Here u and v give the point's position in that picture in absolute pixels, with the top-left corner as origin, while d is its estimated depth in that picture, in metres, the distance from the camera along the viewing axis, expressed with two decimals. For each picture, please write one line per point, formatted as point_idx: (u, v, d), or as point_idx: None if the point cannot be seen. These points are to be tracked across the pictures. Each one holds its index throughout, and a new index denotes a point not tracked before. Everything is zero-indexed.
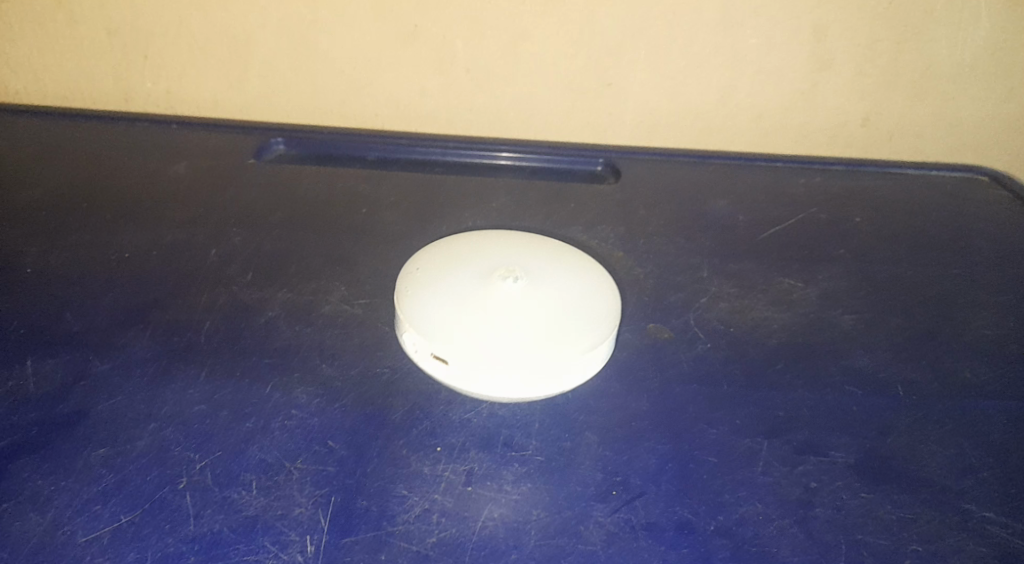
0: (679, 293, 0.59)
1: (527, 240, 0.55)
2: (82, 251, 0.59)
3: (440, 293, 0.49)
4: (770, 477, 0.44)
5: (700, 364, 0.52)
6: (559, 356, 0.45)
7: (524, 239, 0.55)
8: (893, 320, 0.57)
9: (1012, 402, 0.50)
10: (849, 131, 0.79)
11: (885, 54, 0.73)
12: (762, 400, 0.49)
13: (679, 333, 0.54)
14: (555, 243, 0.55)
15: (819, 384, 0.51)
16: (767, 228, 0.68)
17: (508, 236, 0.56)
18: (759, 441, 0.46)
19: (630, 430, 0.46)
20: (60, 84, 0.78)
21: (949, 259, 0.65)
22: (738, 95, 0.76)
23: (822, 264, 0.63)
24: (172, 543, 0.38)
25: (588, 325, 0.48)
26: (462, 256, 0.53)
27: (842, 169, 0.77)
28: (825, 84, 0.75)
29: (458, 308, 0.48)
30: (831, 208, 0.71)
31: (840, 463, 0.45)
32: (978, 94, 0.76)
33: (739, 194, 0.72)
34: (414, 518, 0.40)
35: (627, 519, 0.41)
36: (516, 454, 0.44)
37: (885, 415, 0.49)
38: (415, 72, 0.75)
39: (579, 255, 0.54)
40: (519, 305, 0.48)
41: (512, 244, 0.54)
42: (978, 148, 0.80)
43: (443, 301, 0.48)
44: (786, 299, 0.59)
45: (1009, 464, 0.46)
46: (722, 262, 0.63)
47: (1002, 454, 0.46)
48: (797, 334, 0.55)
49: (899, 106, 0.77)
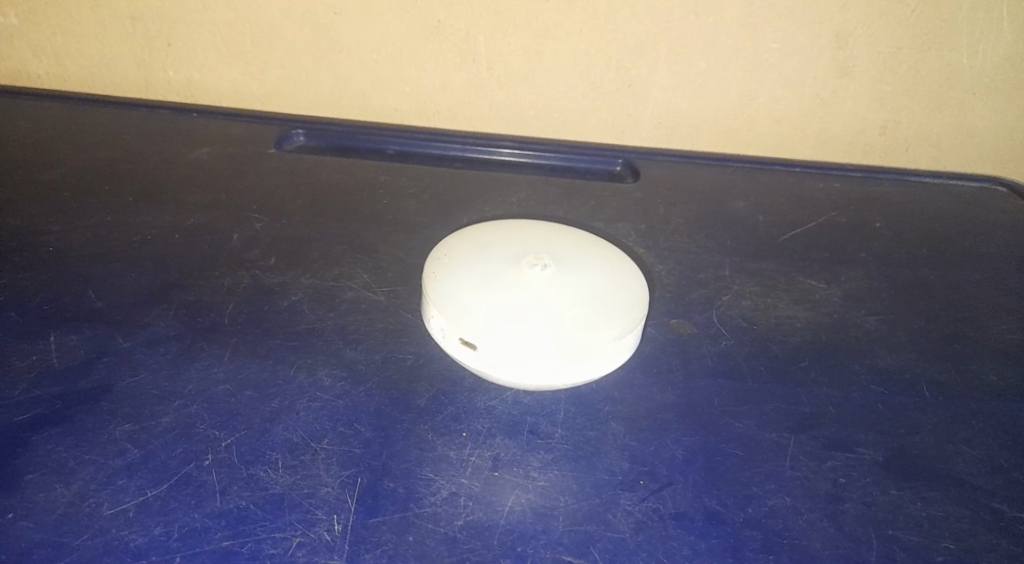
0: (702, 291, 0.58)
1: (554, 229, 0.55)
2: (104, 231, 0.59)
3: (466, 276, 0.49)
4: (797, 472, 0.43)
5: (725, 359, 0.51)
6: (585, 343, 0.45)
7: (552, 229, 0.55)
8: (917, 322, 0.57)
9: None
10: (871, 136, 0.78)
11: (907, 61, 0.73)
12: (788, 396, 0.49)
13: (702, 329, 0.54)
14: (584, 233, 0.55)
15: (845, 383, 0.50)
16: (788, 229, 0.67)
17: (537, 225, 0.55)
18: (786, 436, 0.45)
19: (656, 421, 0.46)
20: (82, 69, 0.78)
21: (970, 264, 0.65)
22: (759, 99, 0.76)
23: (844, 266, 0.63)
24: (198, 518, 0.37)
25: (617, 314, 0.47)
26: (487, 242, 0.52)
27: (861, 175, 0.76)
28: (848, 88, 0.75)
29: (484, 291, 0.47)
30: (852, 212, 0.71)
31: (869, 460, 0.44)
32: (1001, 103, 0.75)
33: (760, 195, 0.72)
34: (441, 501, 0.39)
35: (655, 508, 0.40)
36: (542, 441, 0.43)
37: (912, 413, 0.48)
38: (436, 68, 0.75)
39: (609, 247, 0.54)
40: (546, 289, 0.48)
41: (540, 232, 0.54)
42: (997, 157, 0.79)
43: (470, 284, 0.48)
44: (809, 298, 0.59)
45: None
46: (744, 261, 0.63)
47: None
48: (821, 334, 0.55)
49: (919, 114, 0.76)
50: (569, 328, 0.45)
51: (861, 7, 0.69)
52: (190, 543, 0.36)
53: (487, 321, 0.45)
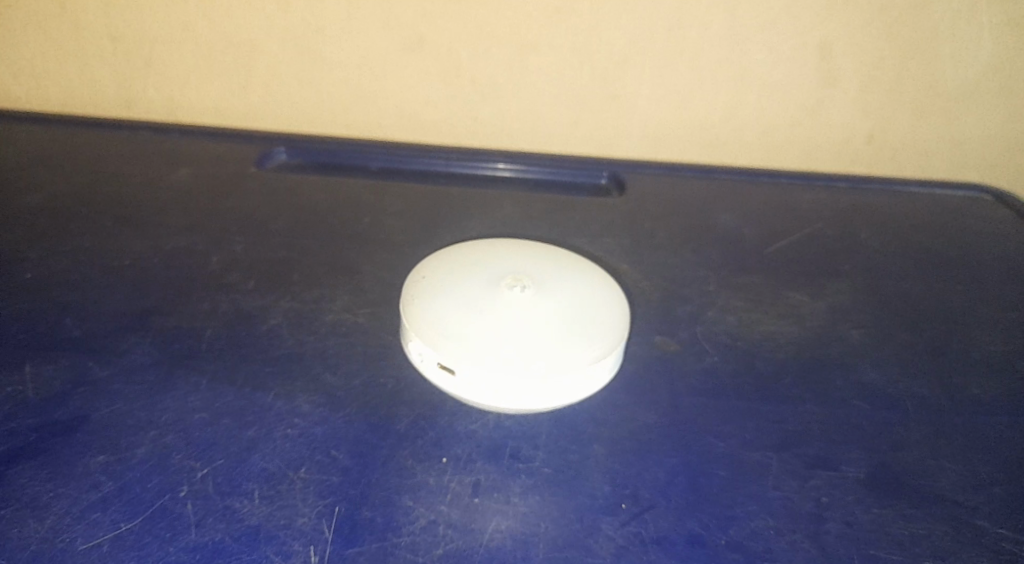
0: (686, 307, 0.58)
1: (537, 248, 0.55)
2: (83, 256, 0.59)
3: (446, 298, 0.48)
4: (780, 492, 0.43)
5: (708, 377, 0.51)
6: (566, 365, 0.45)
7: (535, 248, 0.55)
8: (901, 335, 0.57)
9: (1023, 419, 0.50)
10: (855, 146, 0.78)
11: (890, 71, 0.73)
12: (771, 414, 0.48)
13: (686, 346, 0.54)
14: (568, 252, 0.55)
15: (828, 399, 0.50)
16: (773, 242, 0.67)
17: (520, 244, 0.55)
18: (769, 455, 0.45)
19: (638, 443, 0.45)
20: (64, 89, 0.78)
21: (955, 275, 0.65)
22: (744, 109, 0.76)
23: (829, 279, 0.63)
24: (172, 552, 0.37)
25: (599, 335, 0.47)
26: (468, 263, 0.52)
27: (847, 185, 0.77)
28: (831, 99, 0.75)
29: (464, 313, 0.47)
30: (837, 223, 0.71)
31: (851, 478, 0.44)
32: (983, 112, 0.76)
33: (745, 207, 0.72)
34: (420, 529, 0.39)
35: (636, 532, 0.40)
36: (523, 466, 0.43)
37: (895, 429, 0.48)
38: (421, 83, 0.75)
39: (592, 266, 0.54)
40: (527, 311, 0.48)
41: (523, 252, 0.54)
42: (981, 164, 0.80)
43: (450, 306, 0.48)
44: (794, 312, 0.58)
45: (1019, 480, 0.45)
46: (729, 276, 0.62)
47: (1014, 470, 0.46)
48: (805, 349, 0.55)
49: (903, 123, 0.77)
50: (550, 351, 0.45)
51: (844, 17, 0.69)
52: None
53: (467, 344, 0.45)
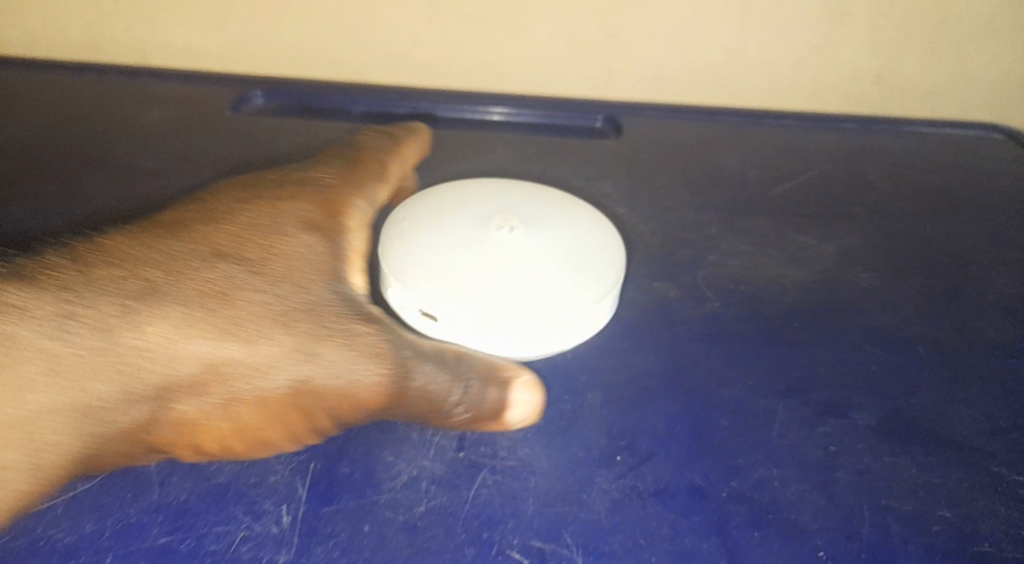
0: (689, 250, 0.55)
1: (520, 185, 0.52)
2: (43, 204, 0.55)
3: (427, 240, 0.45)
4: (787, 440, 0.41)
5: (711, 321, 0.48)
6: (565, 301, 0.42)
7: (518, 186, 0.52)
8: (914, 278, 0.54)
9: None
10: (865, 84, 0.74)
11: (903, 5, 0.68)
12: (778, 358, 0.46)
13: (687, 290, 0.51)
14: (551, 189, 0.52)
15: (837, 343, 0.47)
16: (779, 183, 0.64)
17: (502, 182, 0.52)
18: (775, 402, 0.43)
19: (637, 390, 0.43)
20: (28, 29, 0.73)
21: (969, 217, 0.61)
22: (750, 46, 0.71)
23: (837, 222, 0.60)
24: (133, 514, 0.36)
25: (596, 269, 0.45)
26: (450, 203, 0.49)
27: (857, 126, 0.73)
28: (843, 34, 0.70)
29: (447, 255, 0.44)
30: (846, 164, 0.67)
31: (863, 425, 0.42)
32: (1001, 47, 0.71)
33: (750, 147, 0.69)
34: (402, 485, 0.37)
35: (633, 485, 0.37)
36: (513, 416, 0.41)
37: (908, 373, 0.45)
38: (406, 20, 0.71)
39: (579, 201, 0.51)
40: (516, 246, 0.44)
41: (506, 190, 0.51)
42: (995, 104, 0.76)
43: (432, 249, 0.44)
44: (801, 256, 0.55)
45: None
46: (733, 219, 0.59)
47: None
48: (813, 292, 0.52)
49: (915, 60, 0.72)
50: (545, 285, 0.43)
51: None
52: (125, 541, 0.35)
53: (455, 288, 0.42)
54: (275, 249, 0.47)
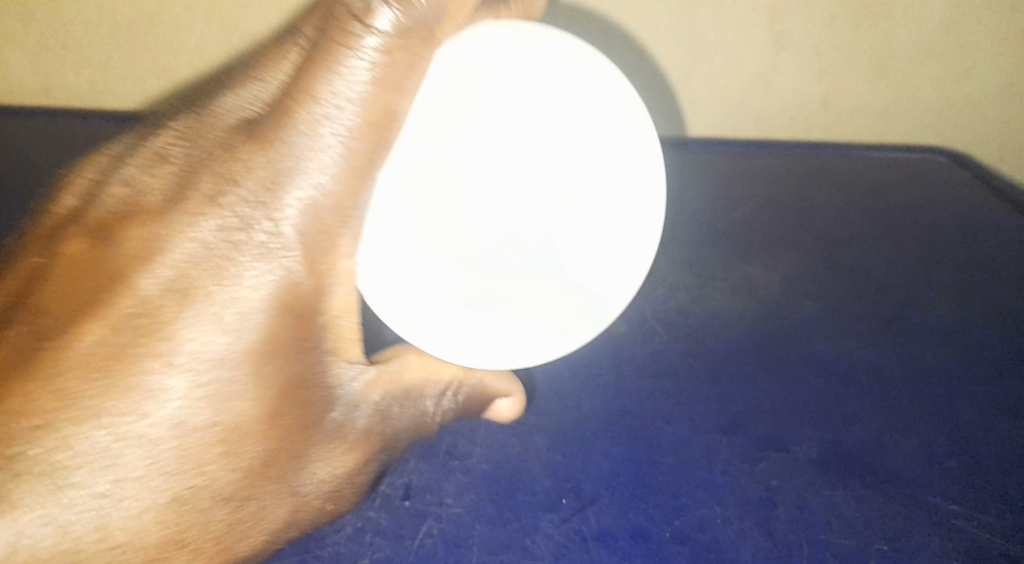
0: (636, 285, 0.56)
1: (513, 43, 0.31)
2: None
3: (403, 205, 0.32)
4: (729, 477, 0.41)
5: (656, 358, 0.49)
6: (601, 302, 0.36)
7: (494, 73, 0.31)
8: (856, 305, 0.55)
9: (982, 387, 0.48)
10: (812, 112, 0.76)
11: (842, 34, 0.71)
12: (722, 392, 0.47)
13: (633, 327, 0.52)
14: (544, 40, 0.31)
15: (780, 374, 0.48)
16: (727, 213, 0.66)
17: (477, 54, 0.31)
18: (717, 438, 0.43)
19: (582, 432, 0.43)
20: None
21: (911, 241, 0.63)
22: (697, 77, 0.73)
23: (783, 250, 0.61)
24: None
25: (647, 245, 0.36)
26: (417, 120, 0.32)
27: (806, 151, 0.76)
28: (787, 62, 0.72)
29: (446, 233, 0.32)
30: (792, 191, 0.69)
31: (801, 458, 0.43)
32: (938, 72, 0.74)
33: (700, 178, 0.70)
34: (346, 539, 0.37)
35: (578, 529, 0.38)
36: (458, 463, 0.41)
37: (847, 404, 0.47)
38: None
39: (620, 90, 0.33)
40: (542, 217, 0.32)
41: (487, 89, 0.31)
42: (937, 127, 0.78)
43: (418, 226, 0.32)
44: (746, 286, 0.57)
45: (972, 450, 0.44)
46: (681, 251, 0.60)
47: (966, 439, 0.45)
48: (756, 322, 0.53)
49: (857, 85, 0.75)
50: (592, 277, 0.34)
51: None
52: None
53: (470, 298, 0.34)
54: (210, 174, 0.35)
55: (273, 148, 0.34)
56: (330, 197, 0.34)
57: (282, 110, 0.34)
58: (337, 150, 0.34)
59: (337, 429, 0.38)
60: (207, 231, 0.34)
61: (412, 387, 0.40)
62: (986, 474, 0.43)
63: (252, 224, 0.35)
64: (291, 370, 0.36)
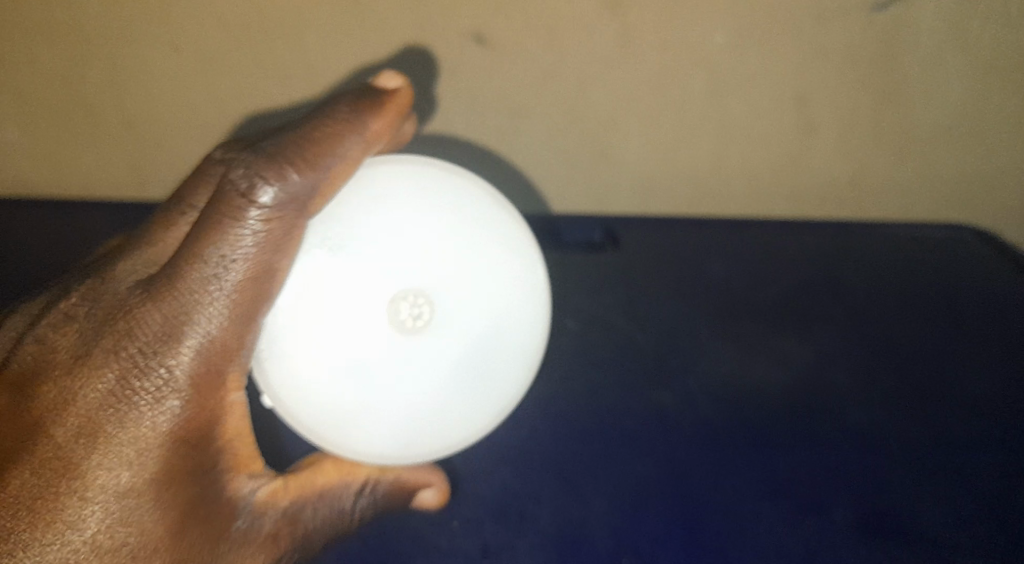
0: (681, 356, 0.63)
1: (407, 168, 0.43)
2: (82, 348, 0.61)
3: (339, 280, 0.40)
4: (769, 536, 0.51)
5: (703, 427, 0.57)
6: (512, 362, 0.44)
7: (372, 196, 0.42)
8: (887, 380, 0.62)
9: (983, 460, 0.56)
10: (840, 190, 0.80)
11: (867, 121, 0.75)
12: (760, 460, 0.55)
13: (678, 399, 0.59)
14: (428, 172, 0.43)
15: (816, 440, 0.57)
16: (762, 287, 0.71)
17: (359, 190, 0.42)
18: (761, 504, 0.52)
19: (638, 497, 0.52)
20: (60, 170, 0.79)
21: (934, 316, 0.69)
22: (730, 160, 0.78)
23: (816, 324, 0.67)
24: None
25: (523, 323, 0.44)
26: (327, 222, 0.42)
27: (836, 226, 0.80)
28: (815, 147, 0.77)
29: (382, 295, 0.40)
30: (824, 268, 0.74)
31: (837, 523, 0.52)
32: (962, 152, 0.77)
33: (737, 252, 0.76)
34: None
35: None
36: (529, 524, 0.51)
37: (876, 472, 0.55)
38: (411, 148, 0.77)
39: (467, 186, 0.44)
40: (453, 281, 0.41)
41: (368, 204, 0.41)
42: (969, 198, 0.80)
43: (353, 294, 0.40)
44: (782, 358, 0.63)
45: (986, 514, 0.53)
46: (720, 324, 0.66)
47: (977, 511, 0.53)
48: (794, 393, 0.60)
49: (884, 163, 0.78)
50: (492, 343, 0.43)
51: (820, 66, 0.71)
52: None
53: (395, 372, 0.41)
54: (130, 320, 0.42)
55: (184, 294, 0.41)
56: (217, 340, 0.41)
57: (171, 265, 0.42)
58: (229, 290, 0.41)
59: (244, 535, 0.45)
60: (110, 370, 0.42)
61: (327, 490, 0.48)
62: (1000, 533, 0.52)
63: (146, 363, 0.42)
64: (193, 489, 0.43)
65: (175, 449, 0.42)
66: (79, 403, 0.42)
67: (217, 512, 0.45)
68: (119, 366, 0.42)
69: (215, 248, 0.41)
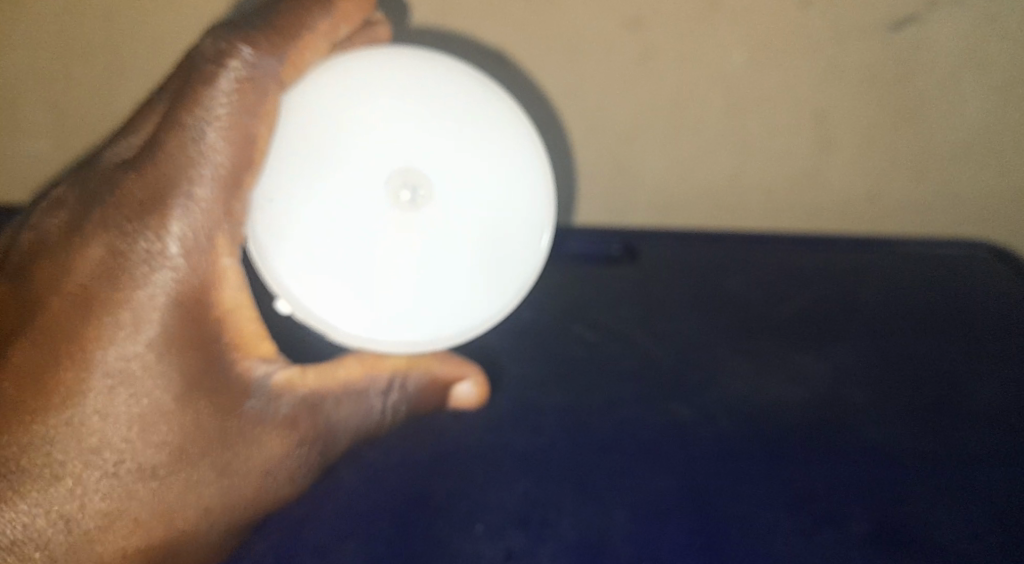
0: (699, 371, 0.64)
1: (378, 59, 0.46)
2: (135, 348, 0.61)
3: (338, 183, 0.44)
4: (789, 548, 0.51)
5: (721, 442, 0.58)
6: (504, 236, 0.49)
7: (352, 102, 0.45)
8: (900, 397, 0.62)
9: (1000, 473, 0.56)
10: (854, 207, 0.81)
11: (884, 139, 0.76)
12: (777, 474, 0.55)
13: (695, 415, 0.60)
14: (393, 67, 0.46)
15: (832, 456, 0.57)
16: (779, 303, 0.72)
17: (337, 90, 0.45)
18: (780, 516, 0.53)
19: (656, 508, 0.53)
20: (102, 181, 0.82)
21: (951, 335, 0.69)
22: (747, 175, 0.79)
23: (832, 341, 0.68)
24: None
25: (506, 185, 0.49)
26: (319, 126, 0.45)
27: (854, 245, 0.80)
28: (831, 164, 0.78)
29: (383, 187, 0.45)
30: (840, 284, 0.75)
31: (855, 534, 0.52)
32: (977, 170, 0.78)
33: (753, 268, 0.77)
34: None
35: None
36: (551, 532, 0.51)
37: (895, 487, 0.55)
38: None
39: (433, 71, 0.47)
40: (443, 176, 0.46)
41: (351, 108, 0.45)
42: (981, 219, 0.81)
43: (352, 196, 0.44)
44: (798, 373, 0.64)
45: (1001, 527, 0.53)
46: (738, 341, 0.68)
47: (994, 522, 0.53)
48: (811, 411, 0.61)
49: (900, 182, 0.79)
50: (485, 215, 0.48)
51: (837, 85, 0.73)
52: None
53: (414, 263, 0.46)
54: (124, 191, 0.48)
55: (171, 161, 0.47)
56: (206, 202, 0.47)
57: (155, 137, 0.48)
58: (211, 151, 0.46)
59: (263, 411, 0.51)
60: (106, 239, 0.48)
61: (360, 384, 0.55)
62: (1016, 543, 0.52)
63: (136, 226, 0.47)
64: (202, 356, 0.49)
65: (176, 310, 0.47)
66: (77, 272, 0.48)
67: (231, 381, 0.50)
68: (115, 231, 0.48)
69: (194, 113, 0.47)
